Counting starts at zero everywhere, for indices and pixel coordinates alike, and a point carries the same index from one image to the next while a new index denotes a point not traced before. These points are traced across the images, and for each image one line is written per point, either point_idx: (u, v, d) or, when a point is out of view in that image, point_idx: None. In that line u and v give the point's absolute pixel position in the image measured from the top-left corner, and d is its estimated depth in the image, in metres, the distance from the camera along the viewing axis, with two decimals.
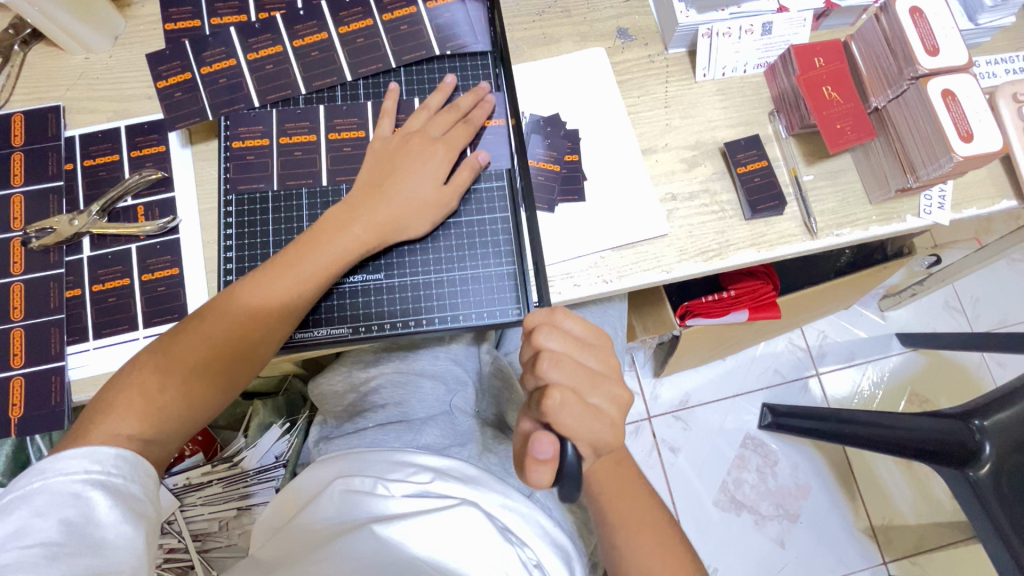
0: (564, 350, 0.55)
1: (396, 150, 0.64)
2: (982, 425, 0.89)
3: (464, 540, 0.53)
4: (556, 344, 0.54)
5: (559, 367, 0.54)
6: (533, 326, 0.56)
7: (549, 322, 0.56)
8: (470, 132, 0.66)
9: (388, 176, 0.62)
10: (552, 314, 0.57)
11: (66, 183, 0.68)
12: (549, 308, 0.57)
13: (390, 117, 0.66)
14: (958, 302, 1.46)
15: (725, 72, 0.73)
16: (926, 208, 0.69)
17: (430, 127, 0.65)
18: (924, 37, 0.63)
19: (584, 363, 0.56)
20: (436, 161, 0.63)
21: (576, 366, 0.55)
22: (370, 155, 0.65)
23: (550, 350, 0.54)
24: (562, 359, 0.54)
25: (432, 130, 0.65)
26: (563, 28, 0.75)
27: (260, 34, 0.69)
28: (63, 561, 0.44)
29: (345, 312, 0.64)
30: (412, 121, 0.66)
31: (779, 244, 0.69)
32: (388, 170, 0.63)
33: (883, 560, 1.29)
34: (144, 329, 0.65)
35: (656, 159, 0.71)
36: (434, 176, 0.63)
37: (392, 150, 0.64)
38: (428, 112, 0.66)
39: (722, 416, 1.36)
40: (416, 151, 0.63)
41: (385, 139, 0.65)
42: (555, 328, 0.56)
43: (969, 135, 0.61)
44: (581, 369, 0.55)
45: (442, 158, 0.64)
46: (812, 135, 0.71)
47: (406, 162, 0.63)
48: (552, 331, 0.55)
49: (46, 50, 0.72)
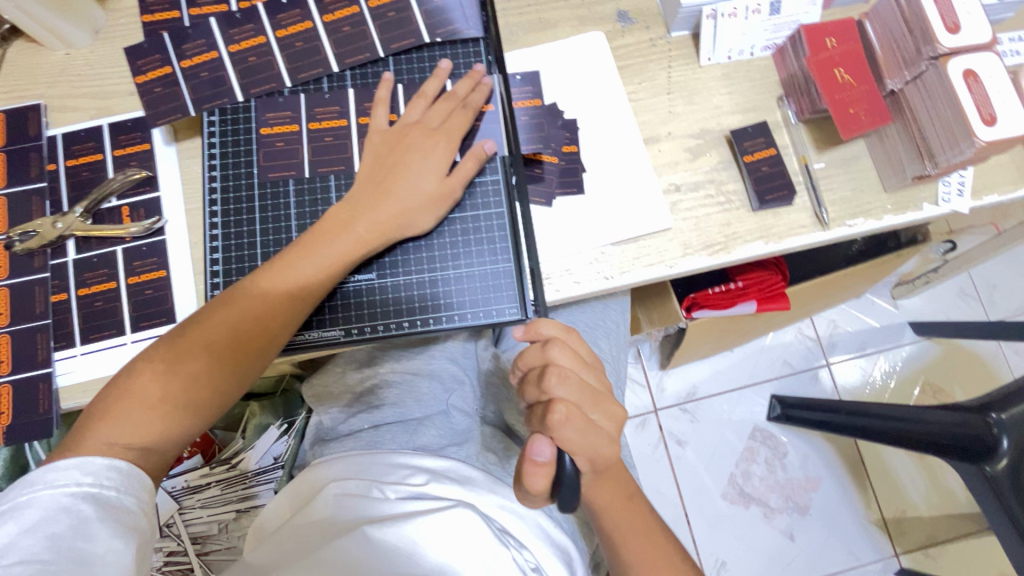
0: (571, 367, 0.53)
1: (396, 144, 0.61)
2: (999, 418, 0.85)
3: (464, 542, 0.52)
4: (564, 361, 0.53)
5: (566, 383, 0.52)
6: (545, 337, 0.54)
7: (563, 338, 0.54)
8: (468, 120, 0.62)
9: (390, 169, 0.60)
10: (568, 333, 0.55)
11: (49, 184, 0.66)
12: (564, 324, 0.55)
13: (385, 105, 0.63)
14: (973, 289, 1.42)
15: (731, 56, 0.70)
16: (944, 196, 0.66)
17: (428, 117, 0.62)
18: (945, 14, 0.59)
19: (588, 380, 0.53)
20: (438, 152, 0.61)
21: (581, 383, 0.53)
22: (366, 148, 0.62)
23: (558, 365, 0.52)
24: (569, 375, 0.52)
25: (435, 122, 0.62)
26: (560, 12, 0.72)
27: (242, 24, 0.66)
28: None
29: (337, 314, 0.61)
30: (410, 114, 0.63)
31: (788, 236, 0.66)
32: (389, 165, 0.60)
33: (895, 552, 1.27)
34: (132, 333, 0.63)
35: (659, 148, 0.68)
36: (436, 168, 0.60)
37: (390, 144, 0.61)
38: (425, 100, 0.63)
39: (731, 407, 1.33)
40: (416, 143, 0.61)
41: (381, 131, 0.62)
42: (567, 345, 0.54)
43: (992, 118, 0.57)
44: (586, 387, 0.53)
45: (442, 149, 0.61)
46: (823, 120, 0.68)
47: (408, 154, 0.60)
48: (563, 346, 0.53)
49: (25, 46, 0.69)
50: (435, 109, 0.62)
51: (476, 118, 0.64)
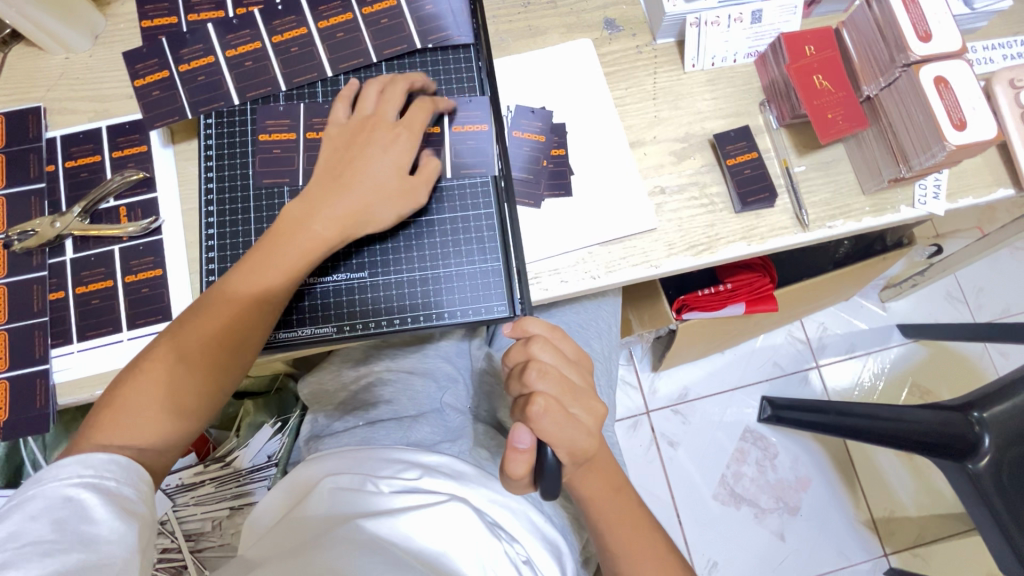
0: (553, 364, 0.54)
1: (355, 139, 0.60)
2: (981, 416, 0.87)
3: (457, 533, 0.53)
4: (548, 357, 0.54)
5: (546, 378, 0.53)
6: (530, 334, 0.55)
7: (548, 337, 0.55)
8: (429, 109, 0.63)
9: (347, 165, 0.59)
10: (553, 331, 0.56)
11: (48, 185, 0.67)
12: (550, 323, 0.56)
13: (344, 102, 0.63)
14: (960, 292, 1.44)
15: (715, 62, 0.72)
16: (921, 198, 0.68)
17: (383, 109, 0.62)
18: (917, 23, 0.61)
19: (570, 377, 0.54)
20: (398, 146, 0.60)
21: (562, 379, 0.54)
22: (326, 141, 0.62)
23: (540, 361, 0.53)
24: (549, 371, 0.53)
25: (394, 114, 0.62)
26: (549, 19, 0.74)
27: (239, 30, 0.68)
28: (54, 558, 0.42)
29: (329, 311, 0.63)
30: (365, 106, 0.62)
31: (770, 237, 0.67)
32: (347, 161, 0.60)
33: (884, 552, 1.29)
34: (129, 330, 0.64)
35: (645, 151, 0.70)
36: (396, 163, 0.60)
37: (347, 139, 0.61)
38: (377, 88, 0.63)
39: (721, 409, 1.35)
40: (376, 138, 0.60)
41: (341, 125, 0.62)
42: (551, 343, 0.55)
43: (962, 123, 0.60)
44: (567, 382, 0.54)
45: (404, 144, 0.60)
46: (804, 125, 0.70)
47: (367, 148, 0.60)
48: (546, 344, 0.54)
49: (26, 50, 0.71)
50: (388, 94, 0.62)
51: (440, 115, 0.65)
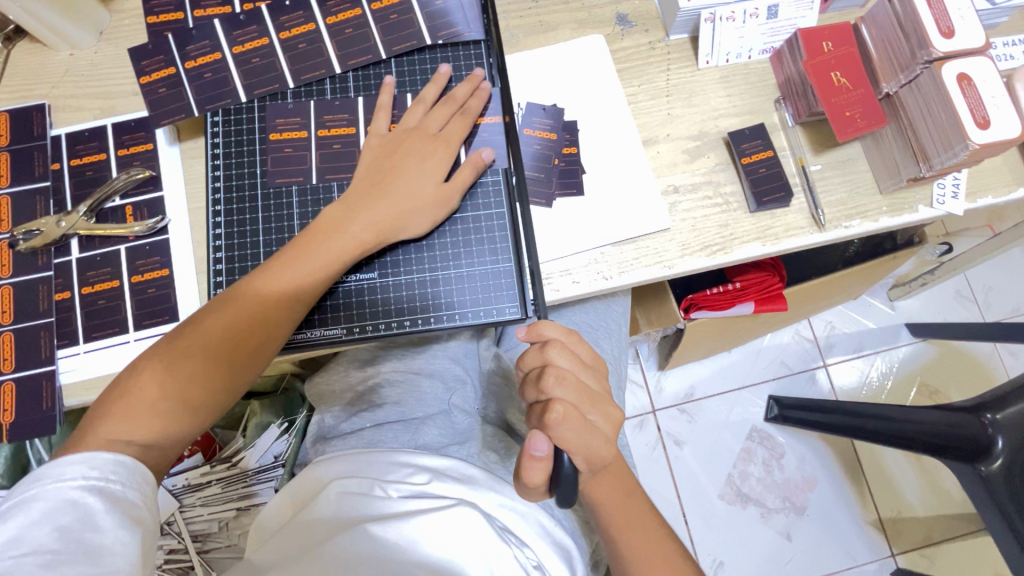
0: (571, 369, 0.53)
1: (395, 150, 0.62)
2: (995, 418, 0.87)
3: (464, 539, 0.52)
4: (565, 363, 0.53)
5: (564, 384, 0.52)
6: (547, 338, 0.54)
7: (564, 342, 0.54)
8: (467, 124, 0.63)
9: (387, 173, 0.60)
10: (570, 335, 0.55)
11: (53, 183, 0.66)
12: (567, 327, 0.55)
13: (385, 112, 0.64)
14: (969, 291, 1.43)
15: (729, 59, 0.70)
16: (939, 198, 0.67)
17: (426, 123, 0.63)
18: (940, 18, 0.60)
19: (586, 382, 0.54)
20: (435, 159, 0.61)
21: (579, 384, 0.53)
22: (365, 151, 0.62)
23: (557, 366, 0.53)
24: (566, 376, 0.52)
25: (436, 128, 0.63)
26: (560, 15, 0.72)
27: (246, 26, 0.67)
28: (57, 569, 0.41)
29: (339, 312, 0.62)
30: (408, 119, 0.63)
31: (785, 237, 0.66)
32: (387, 169, 0.61)
33: (892, 552, 1.28)
34: (135, 331, 0.63)
35: (658, 150, 0.69)
36: (434, 174, 0.61)
37: (388, 149, 0.62)
38: (424, 106, 0.63)
39: (729, 408, 1.34)
40: (415, 149, 0.61)
41: (381, 136, 0.63)
42: (567, 347, 0.54)
43: (985, 121, 0.58)
44: (586, 389, 0.53)
45: (442, 157, 0.61)
46: (820, 123, 0.69)
47: (406, 159, 0.61)
48: (564, 349, 0.54)
49: (30, 46, 0.70)
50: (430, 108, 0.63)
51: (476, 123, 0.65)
